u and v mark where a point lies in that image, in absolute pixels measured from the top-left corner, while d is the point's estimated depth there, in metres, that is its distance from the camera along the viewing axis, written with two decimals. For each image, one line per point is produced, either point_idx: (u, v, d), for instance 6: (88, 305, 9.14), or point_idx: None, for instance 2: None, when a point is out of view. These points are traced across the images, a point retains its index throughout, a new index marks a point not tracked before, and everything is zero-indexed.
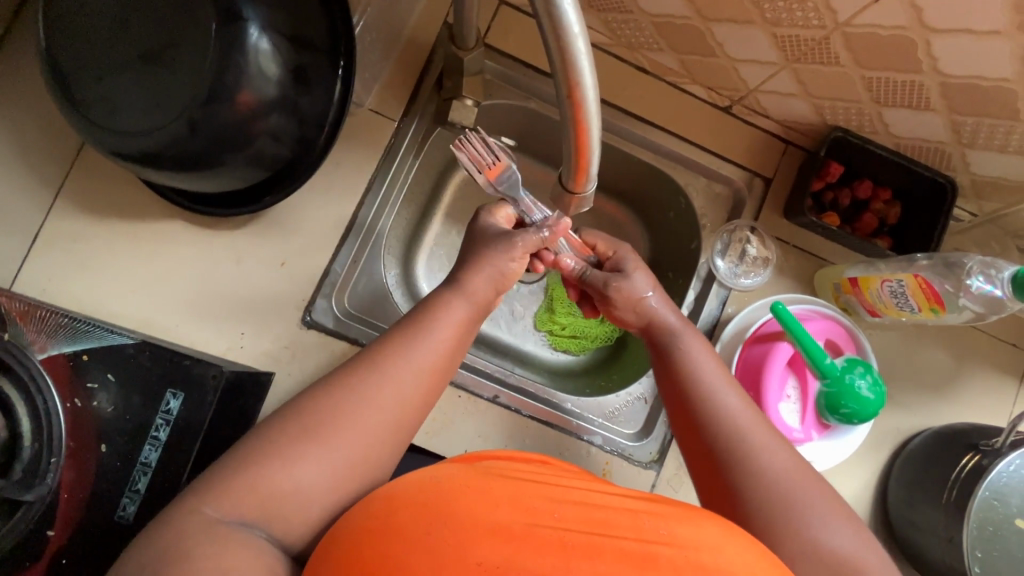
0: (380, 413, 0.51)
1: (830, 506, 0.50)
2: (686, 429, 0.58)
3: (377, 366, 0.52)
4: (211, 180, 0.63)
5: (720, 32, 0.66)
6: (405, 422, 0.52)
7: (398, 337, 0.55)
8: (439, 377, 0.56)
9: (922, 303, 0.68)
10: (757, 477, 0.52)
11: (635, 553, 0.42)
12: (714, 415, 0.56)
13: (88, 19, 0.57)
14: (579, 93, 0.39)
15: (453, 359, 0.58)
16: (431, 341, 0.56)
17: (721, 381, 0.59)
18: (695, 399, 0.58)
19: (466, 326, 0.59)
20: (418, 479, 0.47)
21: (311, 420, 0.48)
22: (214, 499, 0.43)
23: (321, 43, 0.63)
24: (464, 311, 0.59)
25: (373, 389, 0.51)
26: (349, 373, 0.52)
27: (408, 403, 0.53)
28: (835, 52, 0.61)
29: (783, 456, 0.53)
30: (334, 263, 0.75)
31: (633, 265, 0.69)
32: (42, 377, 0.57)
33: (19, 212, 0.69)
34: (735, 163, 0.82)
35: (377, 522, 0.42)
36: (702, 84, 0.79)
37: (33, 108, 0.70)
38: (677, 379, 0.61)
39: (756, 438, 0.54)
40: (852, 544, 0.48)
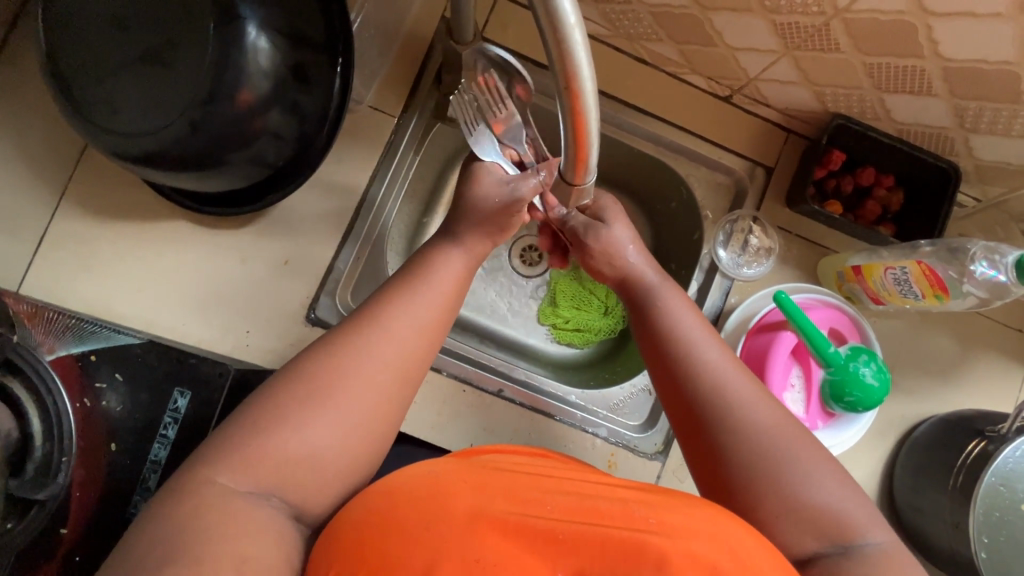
0: (377, 367, 0.50)
1: (821, 462, 0.50)
2: (665, 383, 0.57)
3: (375, 326, 0.52)
4: (213, 179, 0.63)
5: (719, 21, 0.66)
6: (407, 375, 0.52)
7: (392, 297, 0.55)
8: (437, 331, 0.56)
9: (926, 290, 0.67)
10: (739, 433, 0.51)
11: (625, 542, 0.42)
12: (696, 373, 0.55)
13: (88, 21, 0.57)
14: (577, 84, 0.39)
15: (450, 312, 0.58)
16: (422, 297, 0.56)
17: (702, 339, 0.58)
18: (674, 353, 0.58)
19: (461, 280, 0.60)
20: (416, 475, 0.47)
21: (314, 376, 0.48)
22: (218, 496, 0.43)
23: (319, 41, 0.63)
24: (460, 264, 0.60)
25: (370, 347, 0.51)
26: (346, 335, 0.51)
27: (407, 357, 0.52)
28: (835, 39, 0.61)
29: (769, 415, 0.52)
30: (337, 260, 0.75)
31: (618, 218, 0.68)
32: (51, 377, 0.58)
33: (24, 214, 0.70)
34: (736, 152, 0.81)
35: (374, 517, 0.43)
36: (701, 74, 0.78)
37: (35, 111, 0.71)
38: (659, 332, 0.60)
39: (739, 391, 0.54)
40: (841, 504, 0.48)
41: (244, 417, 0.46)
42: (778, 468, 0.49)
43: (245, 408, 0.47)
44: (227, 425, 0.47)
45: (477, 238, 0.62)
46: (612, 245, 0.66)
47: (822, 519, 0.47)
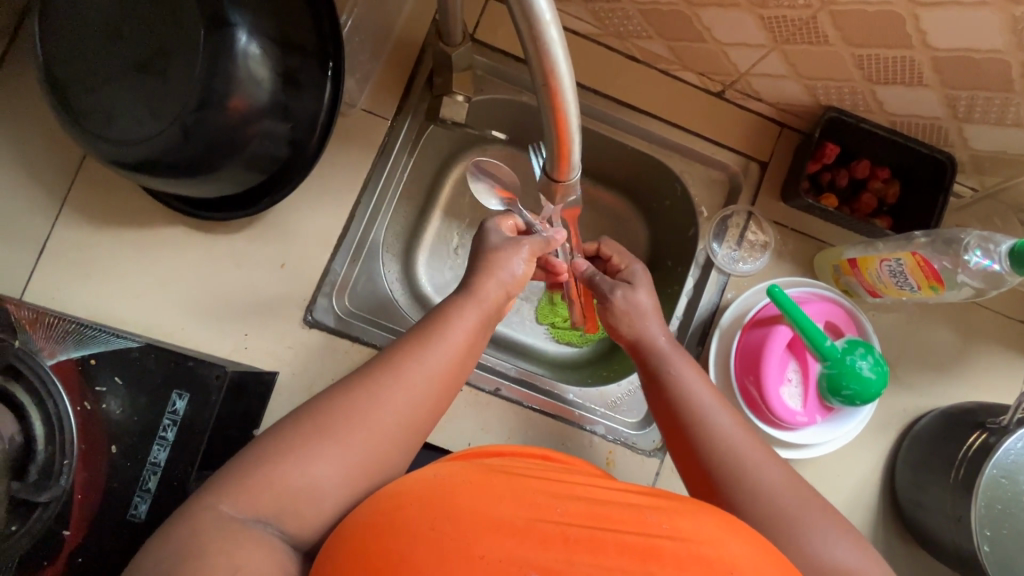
0: (388, 417, 0.51)
1: (824, 514, 0.51)
2: (681, 447, 0.58)
3: (390, 371, 0.52)
4: (208, 185, 0.64)
5: (707, 17, 0.66)
6: (414, 427, 0.52)
7: (409, 346, 0.55)
8: (450, 385, 0.55)
9: (921, 281, 0.67)
10: (751, 497, 0.52)
11: (638, 545, 0.42)
12: (707, 433, 0.57)
13: (83, 31, 0.58)
14: (555, 80, 0.40)
15: (464, 366, 0.57)
16: (440, 348, 0.55)
17: (712, 399, 0.59)
18: (686, 413, 0.59)
19: (478, 332, 0.59)
20: (424, 477, 0.48)
21: (326, 414, 0.49)
22: (227, 497, 0.44)
23: (310, 47, 0.64)
24: (476, 317, 0.59)
25: (385, 395, 0.51)
26: (362, 379, 0.52)
27: (418, 409, 0.52)
28: (823, 32, 0.61)
29: (776, 472, 0.54)
30: (333, 263, 0.76)
31: (641, 283, 0.70)
32: (52, 382, 0.59)
33: (28, 223, 0.71)
34: (731, 148, 0.81)
35: (378, 518, 0.43)
36: (693, 70, 0.78)
37: (36, 122, 0.72)
38: (671, 400, 0.60)
39: (751, 456, 0.55)
40: (850, 558, 0.48)
41: (252, 450, 0.47)
42: (787, 519, 0.50)
43: (256, 442, 0.48)
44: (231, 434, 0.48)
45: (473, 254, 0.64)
46: (636, 310, 0.67)
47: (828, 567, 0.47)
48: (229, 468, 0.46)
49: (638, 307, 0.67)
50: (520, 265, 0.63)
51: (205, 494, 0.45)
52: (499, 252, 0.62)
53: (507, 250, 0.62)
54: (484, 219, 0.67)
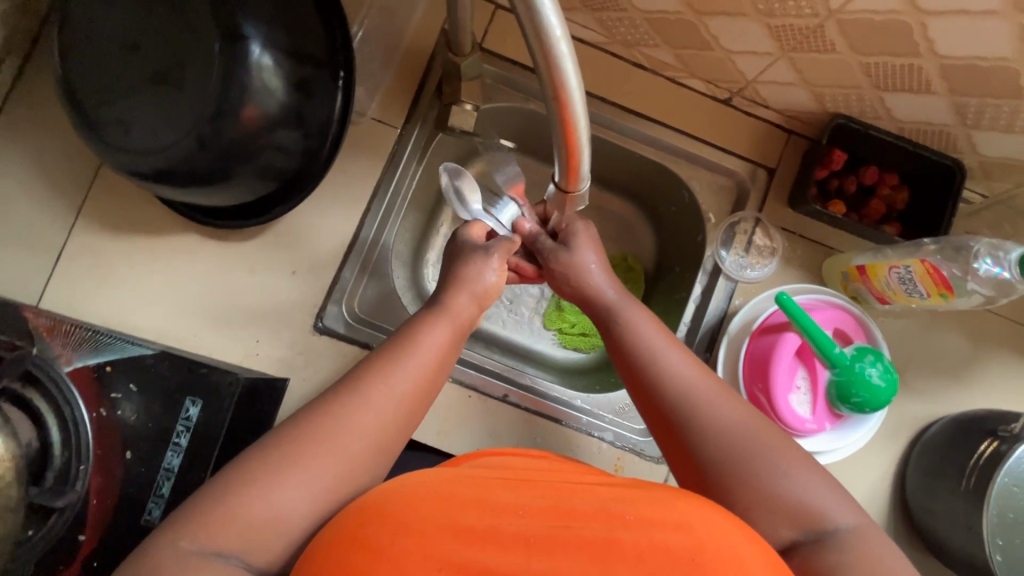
0: (356, 437, 0.51)
1: (777, 443, 0.51)
2: (637, 394, 0.58)
3: (360, 393, 0.53)
4: (221, 193, 0.65)
5: (714, 26, 0.66)
6: (385, 441, 0.53)
7: (378, 366, 0.55)
8: (420, 402, 0.56)
9: (930, 289, 0.66)
10: (704, 431, 0.52)
11: (598, 540, 0.43)
12: (657, 377, 0.56)
13: (100, 44, 0.60)
14: (564, 94, 0.41)
15: (439, 375, 0.58)
16: (407, 365, 0.56)
17: (660, 341, 0.59)
18: (637, 359, 0.58)
19: (448, 350, 0.59)
20: (391, 486, 0.48)
21: (294, 439, 0.49)
22: (190, 532, 0.44)
23: (322, 57, 0.65)
24: (447, 331, 0.60)
25: (351, 415, 0.52)
26: (331, 401, 0.52)
27: (387, 428, 0.53)
28: (830, 40, 0.61)
29: (727, 407, 0.53)
30: (343, 270, 0.77)
31: (582, 240, 0.67)
32: (69, 390, 0.60)
33: (45, 231, 0.72)
34: (738, 155, 0.81)
35: (345, 531, 0.43)
36: (700, 78, 0.79)
37: (53, 133, 0.73)
38: (623, 344, 0.60)
39: (702, 390, 0.54)
40: (806, 487, 0.48)
41: (219, 479, 0.47)
42: (749, 473, 0.49)
43: (228, 466, 0.49)
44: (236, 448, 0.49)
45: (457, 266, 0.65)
46: (575, 266, 0.66)
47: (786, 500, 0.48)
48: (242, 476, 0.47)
49: (576, 263, 0.66)
50: (491, 274, 0.64)
51: (218, 499, 0.45)
52: (467, 265, 0.64)
53: (474, 262, 0.64)
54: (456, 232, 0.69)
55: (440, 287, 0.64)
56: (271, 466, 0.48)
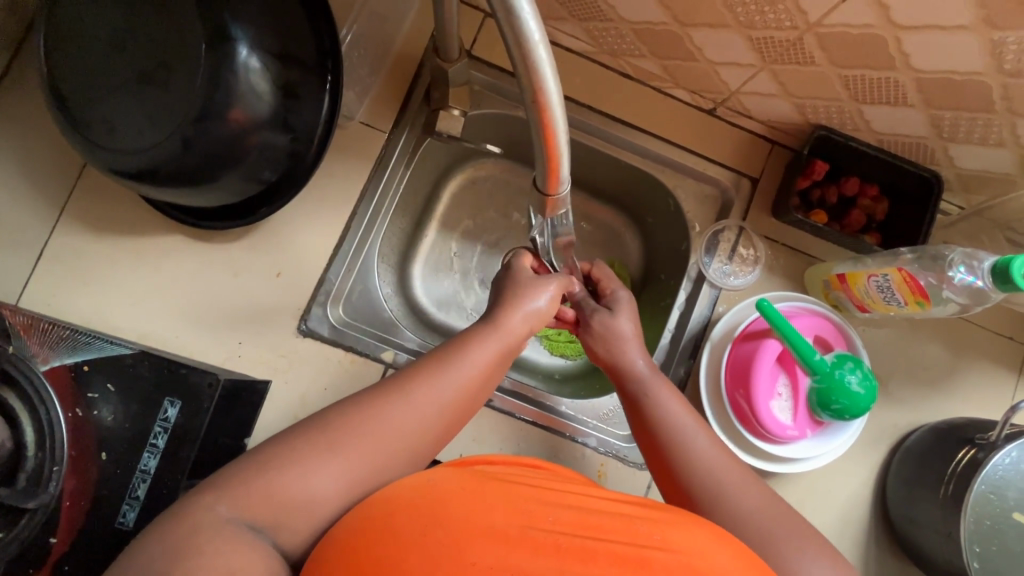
0: (400, 438, 0.51)
1: (798, 529, 0.51)
2: (661, 472, 0.59)
3: (410, 395, 0.53)
4: (205, 194, 0.65)
5: (698, 37, 0.68)
6: (415, 451, 0.53)
7: (431, 369, 0.55)
8: (462, 414, 0.57)
9: (907, 296, 0.67)
10: (729, 520, 0.53)
11: (628, 556, 0.43)
12: (685, 458, 0.57)
13: (86, 43, 0.60)
14: (543, 98, 0.41)
15: (478, 394, 0.58)
16: (458, 377, 0.56)
17: (688, 422, 0.60)
18: (664, 438, 0.59)
19: (496, 366, 0.60)
20: (414, 483, 0.48)
21: (342, 426, 0.50)
22: (221, 499, 0.44)
23: (310, 61, 0.65)
24: (496, 349, 0.59)
25: (397, 417, 0.52)
26: (381, 398, 0.52)
27: (429, 435, 0.54)
28: (810, 52, 0.62)
29: (754, 494, 0.54)
30: (329, 272, 0.77)
31: (625, 308, 0.69)
32: (45, 389, 0.59)
33: (27, 230, 0.72)
34: (722, 164, 0.82)
35: (370, 524, 0.44)
36: (685, 88, 0.80)
37: (37, 131, 0.73)
38: (652, 422, 0.61)
39: (730, 478, 0.55)
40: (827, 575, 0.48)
41: (257, 456, 0.47)
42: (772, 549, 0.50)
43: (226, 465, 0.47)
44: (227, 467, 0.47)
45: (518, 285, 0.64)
46: (619, 335, 0.66)
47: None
48: (215, 481, 0.45)
49: (620, 332, 0.67)
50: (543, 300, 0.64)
51: (192, 502, 0.45)
52: (522, 288, 0.64)
53: (531, 285, 0.64)
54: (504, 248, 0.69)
55: (492, 305, 0.64)
56: (253, 465, 0.46)
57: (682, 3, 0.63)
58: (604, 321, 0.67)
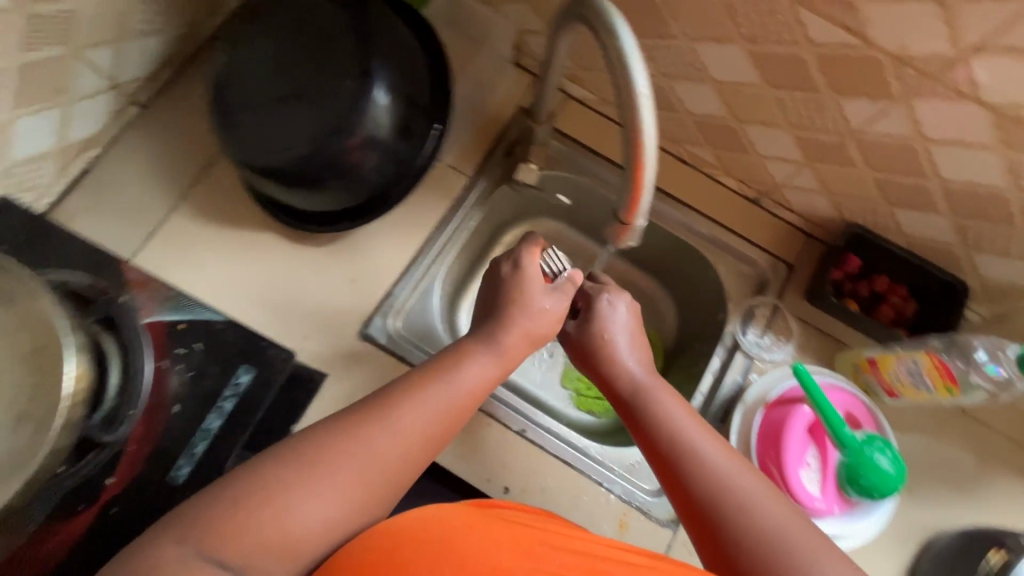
0: (377, 462, 0.53)
1: (815, 540, 0.54)
2: (676, 491, 0.60)
3: (388, 414, 0.56)
4: (313, 196, 0.75)
5: (753, 133, 0.79)
6: (403, 472, 0.55)
7: (410, 392, 0.58)
8: (449, 427, 0.59)
9: (937, 383, 0.72)
10: (755, 536, 0.54)
11: None
12: (702, 476, 0.59)
13: (250, 61, 0.73)
14: (640, 136, 0.51)
15: (464, 411, 0.60)
16: (441, 395, 0.59)
17: (702, 439, 0.61)
18: (680, 457, 0.60)
19: (484, 386, 0.63)
20: (425, 517, 0.51)
21: (320, 449, 0.52)
22: (247, 504, 0.48)
23: (424, 105, 0.76)
24: (487, 368, 0.63)
25: (382, 440, 0.54)
26: (365, 418, 0.55)
27: (411, 451, 0.56)
28: (850, 155, 0.72)
29: (776, 509, 0.56)
30: (396, 288, 0.84)
31: (613, 321, 0.72)
32: (140, 337, 0.64)
33: (149, 209, 0.83)
34: (762, 247, 0.91)
35: (375, 557, 0.47)
36: (733, 177, 0.90)
37: (179, 132, 0.87)
38: (665, 444, 0.62)
39: (750, 492, 0.57)
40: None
41: (235, 483, 0.49)
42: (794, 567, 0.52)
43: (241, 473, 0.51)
44: (244, 470, 0.51)
45: (513, 294, 0.67)
46: (614, 350, 0.70)
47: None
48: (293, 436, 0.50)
49: (614, 348, 0.70)
50: (542, 301, 0.68)
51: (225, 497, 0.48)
52: (517, 296, 0.67)
53: (536, 286, 0.68)
54: (514, 256, 0.69)
55: (485, 319, 0.67)
56: (251, 483, 0.49)
57: (742, 103, 0.75)
58: (591, 338, 0.72)
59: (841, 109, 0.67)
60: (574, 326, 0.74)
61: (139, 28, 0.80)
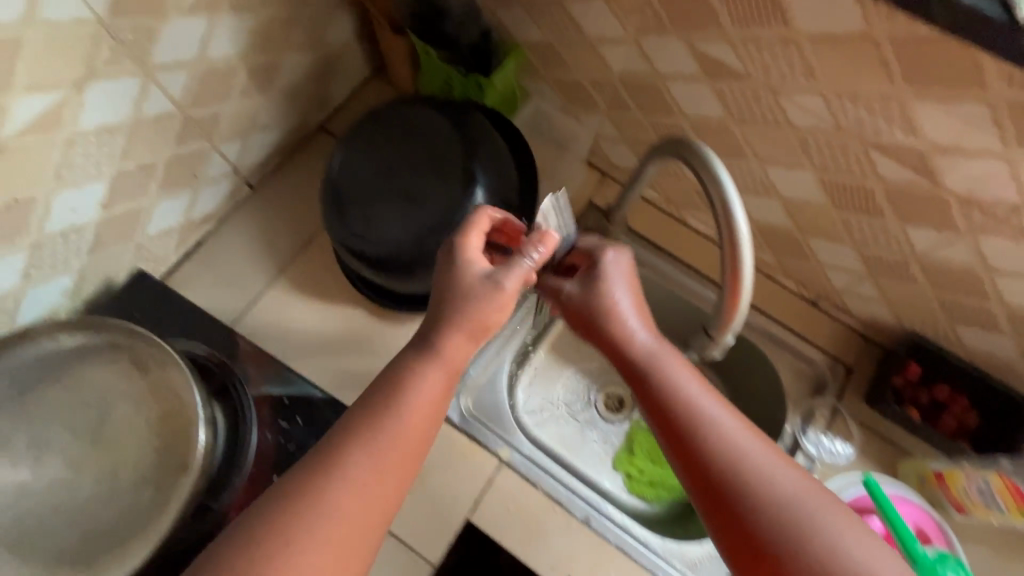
0: (344, 514, 0.47)
1: (825, 501, 0.50)
2: (718, 511, 0.51)
3: (340, 459, 0.48)
4: (410, 282, 0.83)
5: (816, 244, 0.84)
6: (376, 512, 0.48)
7: (365, 420, 0.50)
8: (420, 442, 0.51)
9: (1010, 504, 0.75)
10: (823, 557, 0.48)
11: None
12: (747, 494, 0.50)
13: (366, 161, 0.82)
14: (739, 273, 0.58)
15: (432, 421, 0.52)
16: (400, 417, 0.51)
17: (739, 447, 0.52)
18: (715, 470, 0.52)
19: (441, 398, 0.53)
20: None
21: (277, 528, 0.46)
22: None
23: (514, 204, 0.84)
24: (438, 384, 0.53)
25: (343, 488, 0.47)
26: (314, 474, 0.48)
27: (381, 489, 0.49)
28: (913, 273, 0.77)
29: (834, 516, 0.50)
30: (470, 368, 0.91)
31: (614, 278, 0.62)
32: (248, 408, 0.71)
33: (252, 280, 0.91)
34: (820, 347, 0.94)
35: None
36: (792, 279, 0.95)
37: (283, 212, 0.96)
38: (695, 457, 0.52)
39: (761, 462, 0.52)
40: (863, 552, 0.48)
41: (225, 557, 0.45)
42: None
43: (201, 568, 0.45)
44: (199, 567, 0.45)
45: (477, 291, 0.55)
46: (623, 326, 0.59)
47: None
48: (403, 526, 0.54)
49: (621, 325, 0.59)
50: (508, 282, 0.56)
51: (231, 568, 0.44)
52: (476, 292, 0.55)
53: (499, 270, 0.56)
54: (448, 241, 0.59)
55: (434, 314, 0.56)
56: None
57: (807, 218, 0.81)
58: (590, 302, 0.61)
59: (906, 234, 0.72)
60: (569, 289, 0.63)
61: (262, 123, 0.90)
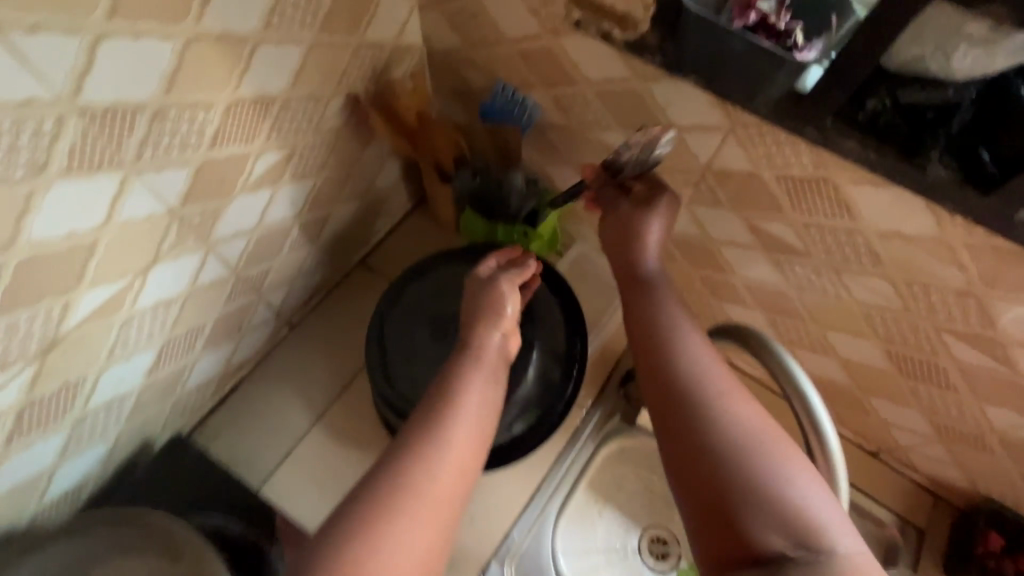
0: (410, 518, 0.46)
1: (794, 451, 0.48)
2: (708, 494, 0.47)
3: (408, 451, 0.48)
4: None
5: (880, 405, 0.80)
6: (445, 510, 0.47)
7: (428, 411, 0.52)
8: (482, 441, 0.52)
9: None
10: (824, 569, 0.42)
11: None
12: (745, 482, 0.46)
13: (414, 315, 0.82)
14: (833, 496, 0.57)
15: (487, 424, 0.53)
16: (462, 417, 0.51)
17: (736, 422, 0.49)
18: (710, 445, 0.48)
19: (490, 403, 0.54)
20: None
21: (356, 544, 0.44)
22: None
23: (561, 356, 0.82)
24: (478, 381, 0.55)
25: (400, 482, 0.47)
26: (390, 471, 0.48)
27: (441, 486, 0.48)
28: (991, 447, 0.73)
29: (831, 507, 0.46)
30: (513, 530, 0.85)
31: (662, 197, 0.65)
32: None
33: (287, 430, 0.87)
34: (886, 505, 0.88)
35: None
36: (851, 431, 0.90)
37: (320, 354, 0.93)
38: (691, 428, 0.49)
39: (731, 399, 0.50)
40: (822, 511, 0.45)
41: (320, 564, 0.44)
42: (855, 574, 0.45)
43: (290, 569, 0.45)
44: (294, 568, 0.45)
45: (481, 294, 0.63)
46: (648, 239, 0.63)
47: (800, 520, 0.44)
48: None
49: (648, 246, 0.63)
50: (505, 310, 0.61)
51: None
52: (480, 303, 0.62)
53: (495, 291, 0.62)
54: (469, 273, 0.67)
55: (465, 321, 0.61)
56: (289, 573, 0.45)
57: (870, 381, 0.78)
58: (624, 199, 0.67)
59: (984, 412, 0.69)
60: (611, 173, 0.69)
61: (307, 268, 0.90)
